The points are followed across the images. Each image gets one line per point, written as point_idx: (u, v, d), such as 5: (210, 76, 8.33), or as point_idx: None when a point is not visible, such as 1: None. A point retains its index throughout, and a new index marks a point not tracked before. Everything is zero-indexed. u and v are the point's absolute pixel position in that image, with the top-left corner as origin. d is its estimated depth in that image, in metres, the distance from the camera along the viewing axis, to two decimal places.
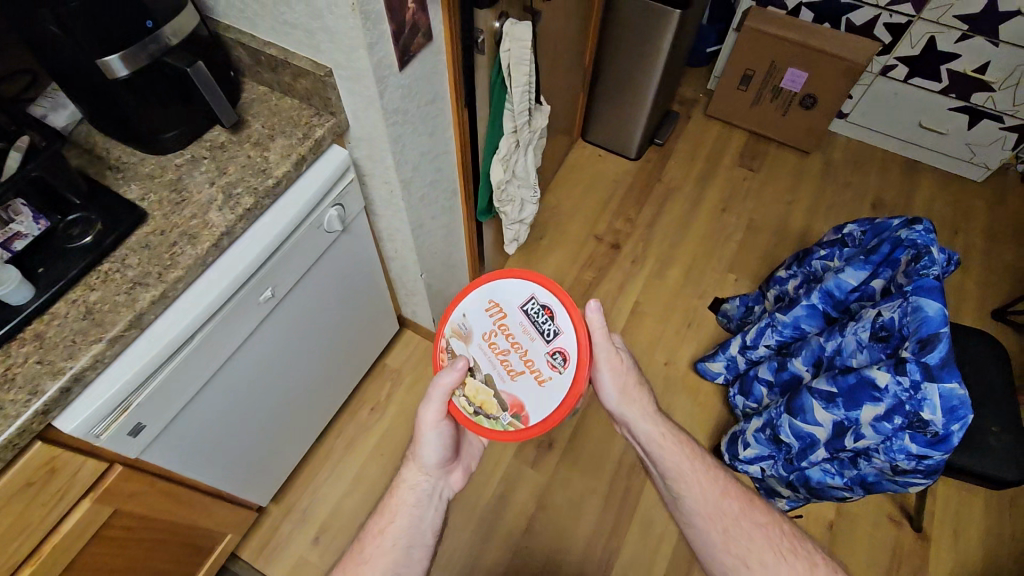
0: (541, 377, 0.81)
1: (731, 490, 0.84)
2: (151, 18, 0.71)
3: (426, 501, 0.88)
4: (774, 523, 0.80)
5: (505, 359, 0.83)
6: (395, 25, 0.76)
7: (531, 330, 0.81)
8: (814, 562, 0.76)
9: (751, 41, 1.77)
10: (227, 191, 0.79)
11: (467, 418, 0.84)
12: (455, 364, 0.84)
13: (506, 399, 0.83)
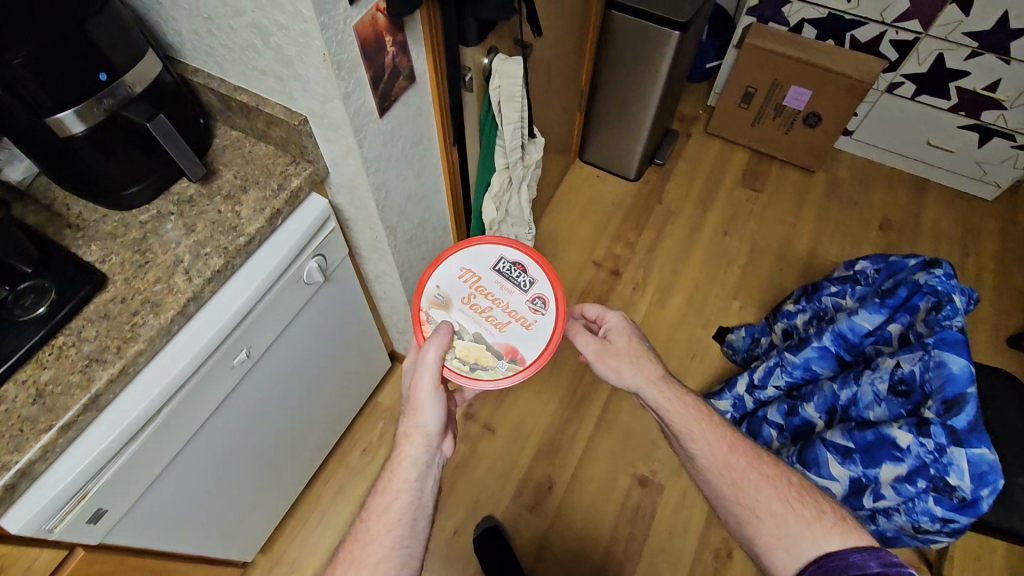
0: (527, 321, 0.88)
1: (738, 444, 0.82)
2: (105, 70, 0.66)
3: (427, 471, 0.82)
4: (780, 475, 0.79)
5: (489, 315, 0.89)
6: (373, 71, 0.70)
7: (509, 284, 0.89)
8: (822, 511, 0.74)
9: (752, 58, 1.71)
10: (195, 252, 0.73)
11: (462, 374, 0.86)
12: (436, 331, 0.84)
13: (499, 348, 0.87)
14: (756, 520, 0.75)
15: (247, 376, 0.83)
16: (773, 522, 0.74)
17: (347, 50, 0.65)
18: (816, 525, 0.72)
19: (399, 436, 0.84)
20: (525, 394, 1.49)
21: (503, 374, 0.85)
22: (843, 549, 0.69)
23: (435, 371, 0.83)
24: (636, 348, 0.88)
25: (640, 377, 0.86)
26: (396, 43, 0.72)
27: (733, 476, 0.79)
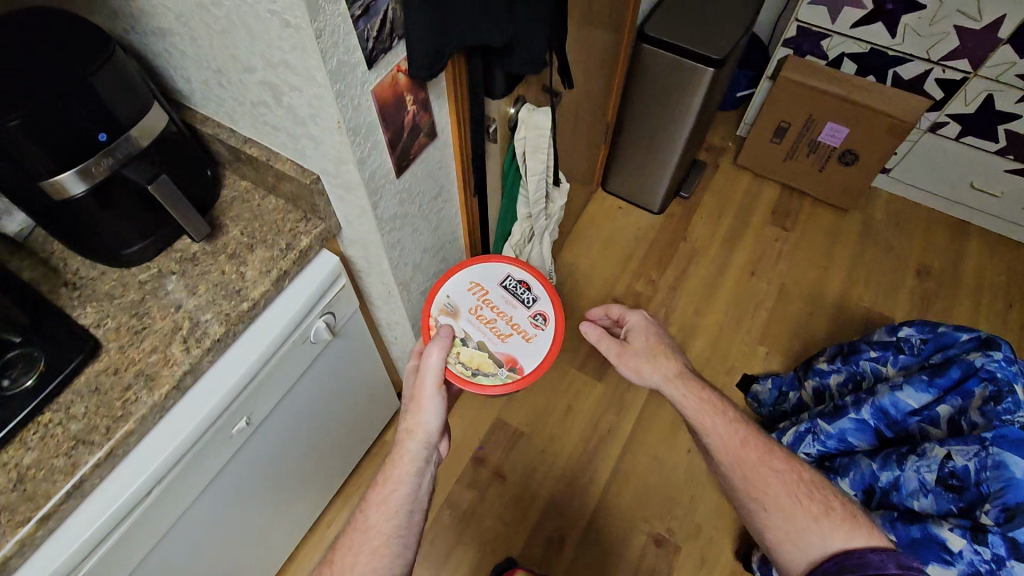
0: (529, 334, 0.87)
1: (751, 436, 0.78)
2: (104, 129, 0.61)
3: (426, 466, 0.76)
4: (791, 469, 0.75)
5: (493, 325, 0.86)
6: (392, 133, 0.65)
7: (514, 298, 0.88)
8: (831, 507, 0.71)
9: (787, 92, 1.64)
10: (194, 318, 0.68)
11: (463, 379, 0.81)
12: (440, 332, 0.82)
13: (500, 356, 0.84)
14: (764, 511, 0.73)
15: (246, 443, 0.79)
16: (783, 517, 0.71)
17: (363, 115, 0.60)
18: (824, 521, 0.70)
19: (398, 433, 0.78)
20: (538, 438, 1.44)
21: (503, 382, 0.82)
22: (858, 548, 0.66)
23: (438, 371, 0.78)
24: (655, 345, 0.85)
25: (659, 377, 0.82)
26: (418, 101, 0.67)
27: (750, 470, 0.75)
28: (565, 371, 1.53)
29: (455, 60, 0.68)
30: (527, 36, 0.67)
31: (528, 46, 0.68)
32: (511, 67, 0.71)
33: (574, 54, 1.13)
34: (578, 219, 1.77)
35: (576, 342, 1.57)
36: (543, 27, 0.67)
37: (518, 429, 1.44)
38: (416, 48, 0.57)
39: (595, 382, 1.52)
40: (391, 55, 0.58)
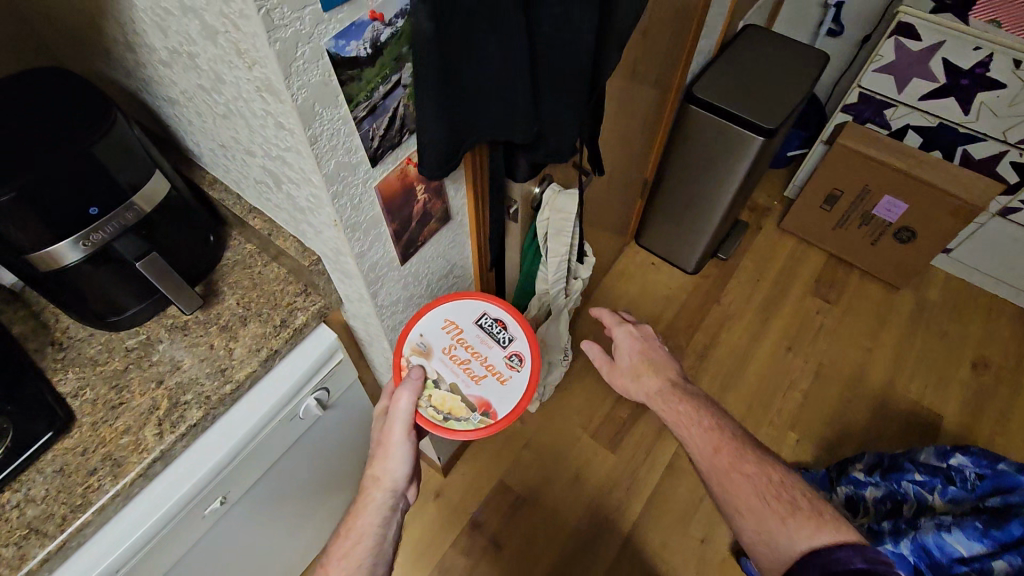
0: (505, 377, 0.75)
1: (723, 440, 0.75)
2: (95, 204, 0.57)
3: (392, 516, 0.70)
4: (761, 471, 0.71)
5: (466, 366, 0.75)
6: (397, 224, 0.60)
7: (489, 338, 0.77)
8: (797, 506, 0.67)
9: (842, 160, 1.53)
10: (174, 397, 0.64)
11: (432, 425, 0.71)
12: (410, 375, 0.72)
13: (473, 400, 0.73)
14: (736, 514, 0.69)
15: (221, 522, 0.74)
16: (754, 521, 0.68)
17: (365, 211, 0.55)
18: (788, 522, 0.65)
19: (364, 483, 0.73)
20: (541, 507, 1.37)
21: (475, 428, 0.71)
22: (827, 545, 0.62)
23: (409, 414, 0.71)
24: (640, 359, 0.87)
25: (643, 394, 0.84)
26: (430, 189, 0.62)
27: (723, 477, 0.72)
28: (576, 437, 1.45)
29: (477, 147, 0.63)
30: (554, 129, 0.61)
31: (555, 139, 0.62)
32: (535, 156, 0.65)
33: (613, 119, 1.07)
34: (607, 272, 1.69)
35: (592, 407, 1.49)
36: (573, 121, 0.61)
37: (521, 496, 1.37)
38: (427, 148, 0.51)
39: (607, 452, 1.44)
40: (400, 150, 0.53)
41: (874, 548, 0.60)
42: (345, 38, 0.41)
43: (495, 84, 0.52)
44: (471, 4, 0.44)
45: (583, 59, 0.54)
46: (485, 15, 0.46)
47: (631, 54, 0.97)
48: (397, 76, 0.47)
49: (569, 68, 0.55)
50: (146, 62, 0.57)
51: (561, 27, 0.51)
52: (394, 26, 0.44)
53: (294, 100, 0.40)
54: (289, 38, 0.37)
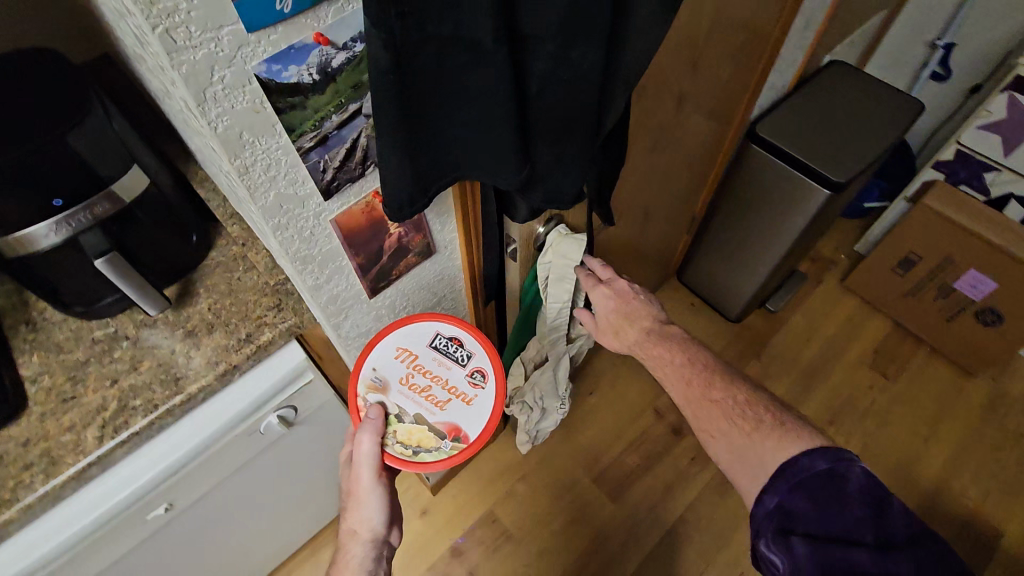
0: (470, 399, 0.69)
1: (692, 372, 0.72)
2: (58, 197, 0.54)
3: (377, 565, 0.65)
4: (727, 394, 0.69)
5: (428, 391, 0.68)
6: (363, 258, 0.55)
7: (447, 359, 0.70)
8: (762, 420, 0.65)
9: (924, 222, 1.36)
10: (123, 400, 0.62)
11: (403, 462, 0.65)
12: (369, 415, 0.65)
13: (442, 426, 0.67)
14: (710, 441, 0.68)
15: (167, 526, 0.72)
16: (725, 444, 0.66)
17: (319, 244, 0.49)
18: (756, 437, 0.64)
19: (341, 535, 0.68)
20: (526, 546, 1.30)
21: (448, 459, 0.65)
22: (792, 454, 0.60)
23: (375, 458, 0.64)
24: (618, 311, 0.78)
25: (626, 346, 0.78)
26: (407, 223, 0.56)
27: (696, 408, 0.70)
28: (577, 478, 1.37)
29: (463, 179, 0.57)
30: (552, 174, 0.53)
31: (555, 185, 0.54)
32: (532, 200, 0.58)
33: (654, 154, 0.97)
34: None
35: (599, 449, 1.40)
36: (576, 167, 0.53)
37: (509, 530, 1.31)
38: (388, 187, 0.45)
39: (607, 500, 1.35)
40: (362, 183, 0.48)
41: (835, 446, 0.60)
42: (281, 62, 0.35)
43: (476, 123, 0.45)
44: (442, 36, 0.38)
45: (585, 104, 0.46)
46: (459, 48, 0.39)
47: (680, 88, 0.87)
48: (356, 104, 0.41)
49: (569, 112, 0.47)
50: (129, 54, 0.54)
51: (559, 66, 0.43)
52: (349, 51, 0.38)
53: (213, 129, 0.35)
54: (200, 61, 0.32)
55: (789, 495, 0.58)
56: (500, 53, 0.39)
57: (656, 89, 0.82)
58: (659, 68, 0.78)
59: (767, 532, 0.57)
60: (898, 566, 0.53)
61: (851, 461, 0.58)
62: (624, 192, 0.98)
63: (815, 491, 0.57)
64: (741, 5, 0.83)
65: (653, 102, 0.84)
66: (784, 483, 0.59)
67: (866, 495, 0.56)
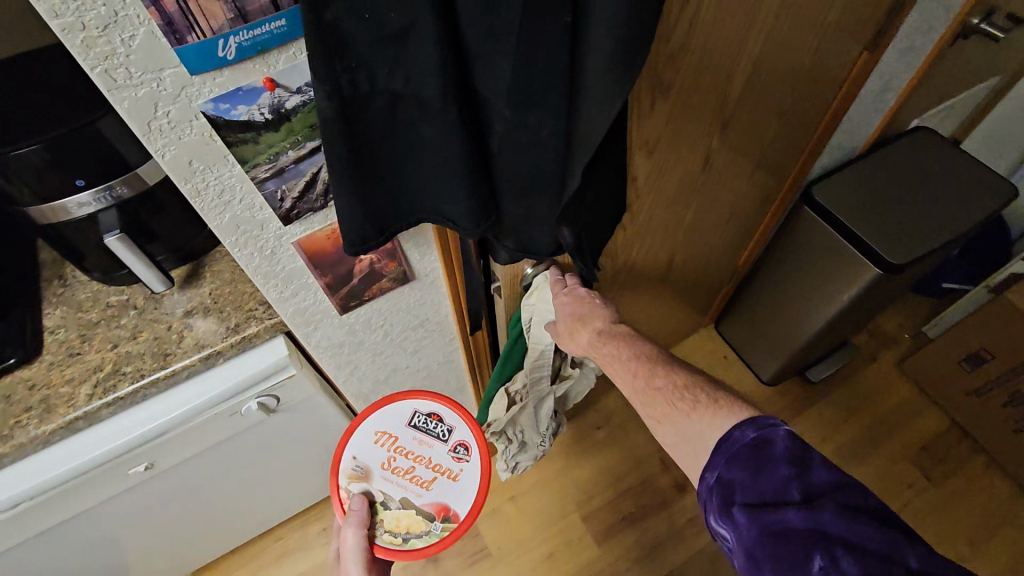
0: (453, 476, 0.75)
1: (638, 364, 0.68)
2: (82, 177, 0.60)
3: None
4: (669, 379, 0.65)
5: (412, 475, 0.74)
6: (330, 279, 0.56)
7: (427, 439, 0.76)
8: (700, 398, 0.61)
9: (1002, 318, 1.22)
10: (117, 364, 0.68)
11: (393, 551, 0.72)
12: (354, 507, 0.72)
13: (429, 509, 0.74)
14: (658, 428, 0.64)
15: (147, 481, 0.78)
16: (670, 429, 0.62)
17: (283, 262, 0.52)
18: (695, 416, 0.60)
19: None
20: (502, 568, 1.29)
21: (438, 542, 0.72)
22: (726, 428, 0.56)
23: (364, 549, 0.71)
24: (574, 313, 0.72)
25: (581, 348, 0.73)
26: (380, 252, 0.57)
27: (644, 398, 0.66)
28: (565, 513, 1.34)
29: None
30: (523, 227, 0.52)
31: (526, 238, 0.53)
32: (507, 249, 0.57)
33: (683, 210, 0.93)
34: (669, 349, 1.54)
35: (594, 487, 1.37)
36: (546, 227, 0.52)
37: (488, 547, 1.31)
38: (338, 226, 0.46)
39: (593, 541, 1.31)
40: (328, 212, 0.49)
41: (763, 415, 0.55)
42: (228, 101, 0.37)
43: (434, 174, 0.45)
44: (391, 92, 0.38)
45: (550, 171, 0.45)
46: (409, 105, 0.39)
47: (715, 149, 0.84)
48: (314, 143, 0.42)
49: (533, 175, 0.46)
50: None
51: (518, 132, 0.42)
52: (304, 95, 0.39)
53: (161, 156, 0.38)
54: (143, 97, 0.35)
55: (725, 467, 0.53)
56: (448, 114, 0.39)
57: (683, 149, 0.79)
58: (686, 130, 0.75)
59: (711, 508, 0.53)
60: (829, 520, 0.46)
61: (776, 424, 0.53)
62: (648, 241, 0.95)
63: (747, 460, 0.52)
64: (795, 65, 0.78)
65: (679, 162, 0.80)
66: (721, 456, 0.54)
67: (793, 455, 0.51)
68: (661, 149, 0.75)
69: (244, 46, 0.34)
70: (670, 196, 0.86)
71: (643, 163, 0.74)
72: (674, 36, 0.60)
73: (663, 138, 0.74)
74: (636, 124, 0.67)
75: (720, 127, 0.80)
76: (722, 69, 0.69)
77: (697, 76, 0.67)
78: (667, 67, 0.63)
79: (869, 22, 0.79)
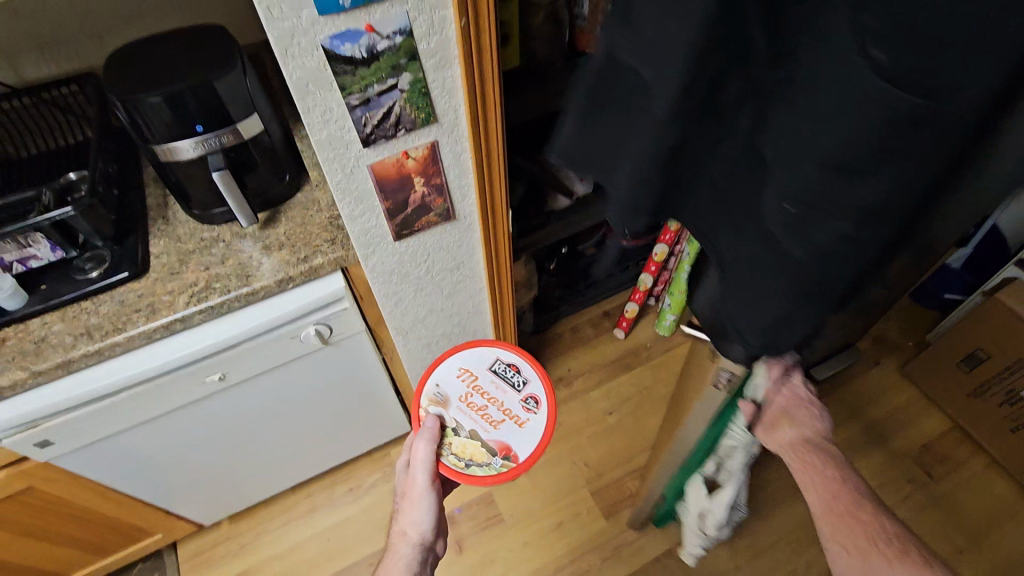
0: (520, 422, 0.87)
1: (841, 488, 0.71)
2: (200, 123, 0.76)
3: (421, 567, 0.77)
4: (874, 518, 0.68)
5: (484, 413, 0.87)
6: (391, 204, 0.71)
7: (503, 385, 0.89)
8: (906, 550, 0.64)
9: (993, 320, 1.30)
10: (209, 281, 0.83)
11: (456, 471, 0.82)
12: (427, 424, 0.84)
13: (493, 444, 0.84)
14: (839, 551, 0.68)
15: (218, 393, 0.92)
16: (857, 564, 0.66)
17: (358, 183, 0.66)
18: (896, 565, 0.63)
19: (393, 535, 0.81)
20: (514, 533, 1.37)
21: (495, 472, 0.82)
22: None
23: (430, 460, 0.81)
24: (784, 408, 0.74)
25: (778, 445, 0.76)
26: (430, 185, 0.72)
27: (835, 522, 0.70)
28: (575, 488, 1.43)
29: (482, 148, 0.70)
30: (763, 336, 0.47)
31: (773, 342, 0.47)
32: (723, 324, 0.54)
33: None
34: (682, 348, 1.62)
35: (604, 466, 1.46)
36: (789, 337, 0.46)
37: (501, 515, 1.40)
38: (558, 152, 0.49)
39: (601, 514, 1.39)
40: (396, 142, 0.64)
41: None
42: (340, 39, 0.53)
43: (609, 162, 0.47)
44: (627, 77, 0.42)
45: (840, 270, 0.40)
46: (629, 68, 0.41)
47: None
48: (392, 80, 0.58)
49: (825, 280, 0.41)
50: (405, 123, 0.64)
51: (836, 225, 0.37)
52: (391, 40, 0.55)
53: (289, 77, 0.54)
54: (286, 30, 0.50)
55: None
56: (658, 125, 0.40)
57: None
58: None
59: None
60: None
61: None
62: None
63: None
64: None
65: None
66: None
67: None
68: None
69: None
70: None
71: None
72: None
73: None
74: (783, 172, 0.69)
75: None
76: None
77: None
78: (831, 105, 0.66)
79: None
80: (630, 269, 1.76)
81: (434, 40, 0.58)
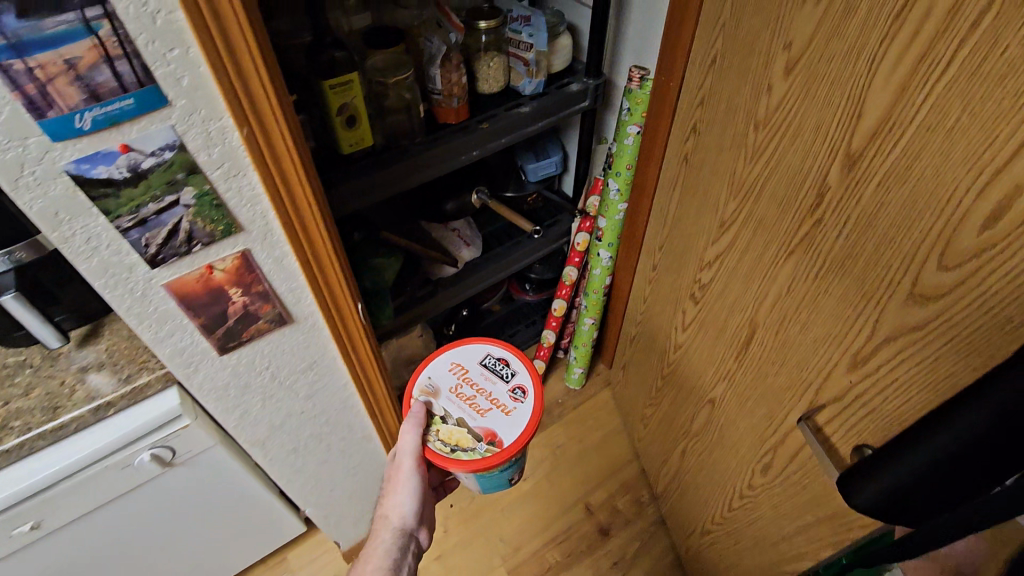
0: (507, 409, 0.86)
1: None
2: None
3: (403, 551, 0.84)
4: None
5: (473, 403, 0.87)
6: (205, 319, 0.63)
7: (492, 375, 0.89)
8: None
9: None
10: (5, 420, 0.70)
11: (442, 456, 0.81)
12: (413, 410, 0.85)
13: (479, 431, 0.83)
14: None
15: (36, 542, 0.78)
16: None
17: (156, 304, 0.59)
18: None
19: (377, 521, 0.88)
20: None
21: (480, 457, 0.80)
22: None
23: (416, 447, 0.84)
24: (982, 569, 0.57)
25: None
26: (252, 293, 0.65)
27: None
28: (492, 568, 1.35)
29: (304, 250, 0.65)
30: None
31: None
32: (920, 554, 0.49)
33: (718, 305, 0.94)
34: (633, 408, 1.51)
35: (519, 539, 1.39)
36: None
37: None
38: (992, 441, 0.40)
39: None
40: (194, 257, 0.58)
41: None
42: (89, 162, 0.46)
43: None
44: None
45: None
46: None
47: (701, 192, 0.93)
48: (172, 196, 0.52)
49: None
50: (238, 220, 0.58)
51: None
52: (159, 156, 0.49)
53: (30, 207, 0.47)
54: (10, 160, 0.44)
55: None
56: None
57: (747, 234, 0.81)
58: (729, 168, 0.83)
59: None
60: None
61: None
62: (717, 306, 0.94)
63: None
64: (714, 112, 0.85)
65: (762, 261, 0.78)
66: None
67: None
68: (822, 265, 0.67)
69: (98, 119, 0.45)
70: (741, 291, 0.85)
71: (905, 311, 0.58)
72: (856, 129, 0.58)
73: (819, 244, 0.67)
74: (967, 281, 0.50)
75: (729, 196, 0.84)
76: (723, 113, 0.82)
77: (806, 152, 0.66)
78: (958, 179, 0.49)
79: (675, 74, 0.95)
80: (535, 322, 1.73)
81: (216, 150, 0.52)
